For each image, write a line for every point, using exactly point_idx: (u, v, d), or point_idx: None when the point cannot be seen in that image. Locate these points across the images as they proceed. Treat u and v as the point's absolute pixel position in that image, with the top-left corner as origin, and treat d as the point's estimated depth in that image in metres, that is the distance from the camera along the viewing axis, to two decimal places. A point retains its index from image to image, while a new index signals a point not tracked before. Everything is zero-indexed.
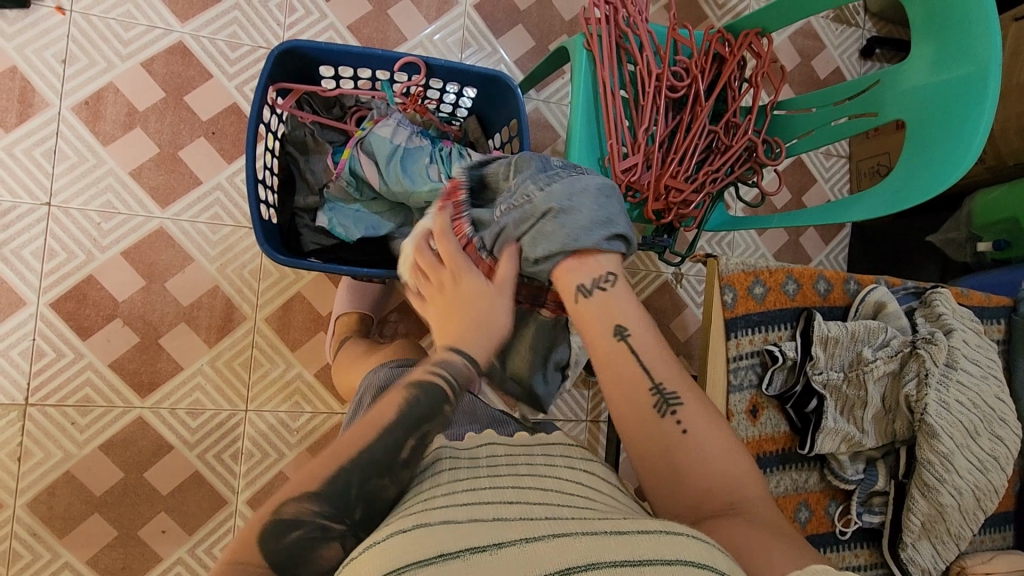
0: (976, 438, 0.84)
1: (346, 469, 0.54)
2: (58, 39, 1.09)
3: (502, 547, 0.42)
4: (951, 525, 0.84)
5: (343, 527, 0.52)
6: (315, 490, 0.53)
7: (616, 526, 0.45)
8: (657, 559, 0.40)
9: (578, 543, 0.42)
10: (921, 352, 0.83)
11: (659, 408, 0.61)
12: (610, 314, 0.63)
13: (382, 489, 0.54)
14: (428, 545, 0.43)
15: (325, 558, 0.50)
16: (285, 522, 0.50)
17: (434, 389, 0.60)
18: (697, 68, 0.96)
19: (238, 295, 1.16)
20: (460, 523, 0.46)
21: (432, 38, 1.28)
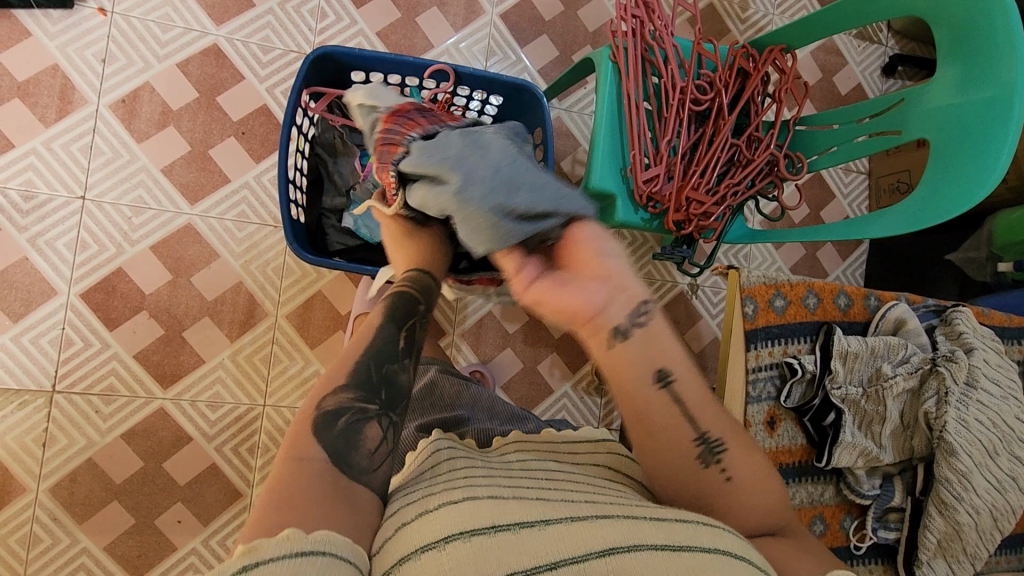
0: (996, 457, 0.84)
1: (365, 362, 0.61)
2: (99, 39, 1.13)
3: (550, 523, 0.46)
4: (968, 544, 0.83)
5: (376, 409, 0.59)
6: (343, 382, 0.59)
7: (655, 512, 0.51)
8: (696, 546, 0.47)
9: (621, 525, 0.47)
10: (941, 371, 0.83)
11: (705, 457, 0.60)
12: (656, 356, 0.59)
13: (395, 373, 0.62)
14: (482, 514, 0.47)
15: (369, 435, 0.56)
16: (327, 417, 0.55)
17: (410, 298, 0.70)
18: (721, 82, 0.97)
19: (261, 292, 1.18)
20: (506, 500, 0.50)
21: (458, 46, 1.30)
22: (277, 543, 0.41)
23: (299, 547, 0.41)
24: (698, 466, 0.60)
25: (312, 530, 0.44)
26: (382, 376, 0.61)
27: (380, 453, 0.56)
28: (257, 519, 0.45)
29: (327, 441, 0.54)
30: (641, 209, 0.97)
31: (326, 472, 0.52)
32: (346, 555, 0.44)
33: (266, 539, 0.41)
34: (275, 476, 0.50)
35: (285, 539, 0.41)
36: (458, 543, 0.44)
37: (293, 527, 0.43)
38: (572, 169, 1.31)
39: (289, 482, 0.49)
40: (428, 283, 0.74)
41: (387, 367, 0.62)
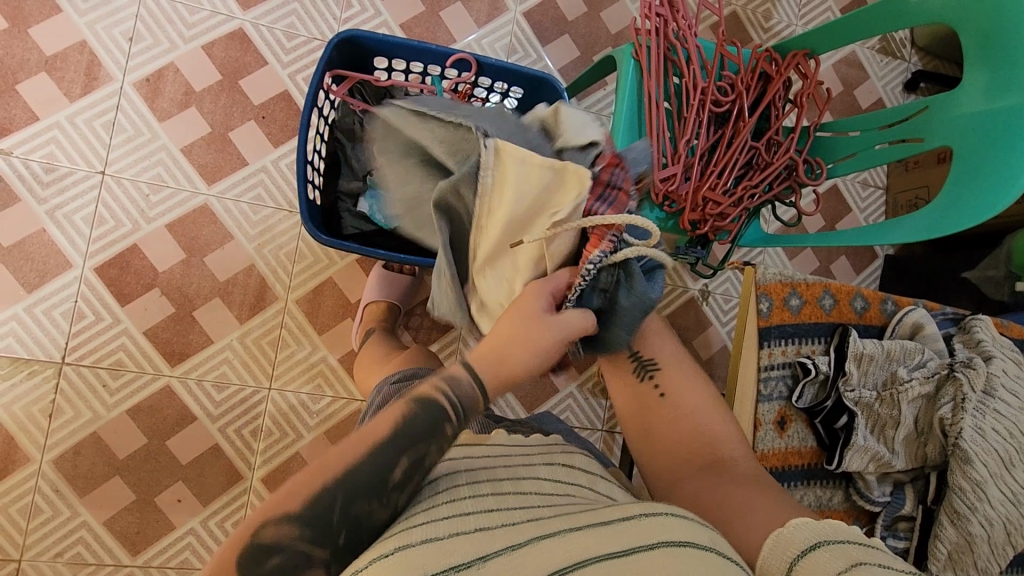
0: (1010, 469, 0.82)
1: (332, 485, 0.54)
2: (128, 18, 1.15)
3: (490, 559, 0.47)
4: (979, 558, 0.80)
5: (326, 552, 0.52)
6: (295, 512, 0.53)
7: (603, 517, 0.52)
8: (642, 546, 0.48)
9: (564, 544, 0.48)
10: (959, 377, 0.82)
11: (638, 371, 0.75)
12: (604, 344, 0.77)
13: (369, 514, 0.55)
14: (419, 562, 0.46)
15: None
16: (261, 552, 0.51)
17: (434, 413, 0.60)
18: (743, 85, 0.97)
19: (273, 275, 1.19)
20: (442, 539, 0.49)
21: (480, 42, 1.31)
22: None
23: None
24: (634, 380, 0.75)
25: None
26: (345, 518, 0.54)
27: None
28: None
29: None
30: (657, 209, 0.96)
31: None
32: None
33: None
34: None
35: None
36: None
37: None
38: None
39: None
40: (469, 394, 0.63)
41: (356, 502, 0.54)
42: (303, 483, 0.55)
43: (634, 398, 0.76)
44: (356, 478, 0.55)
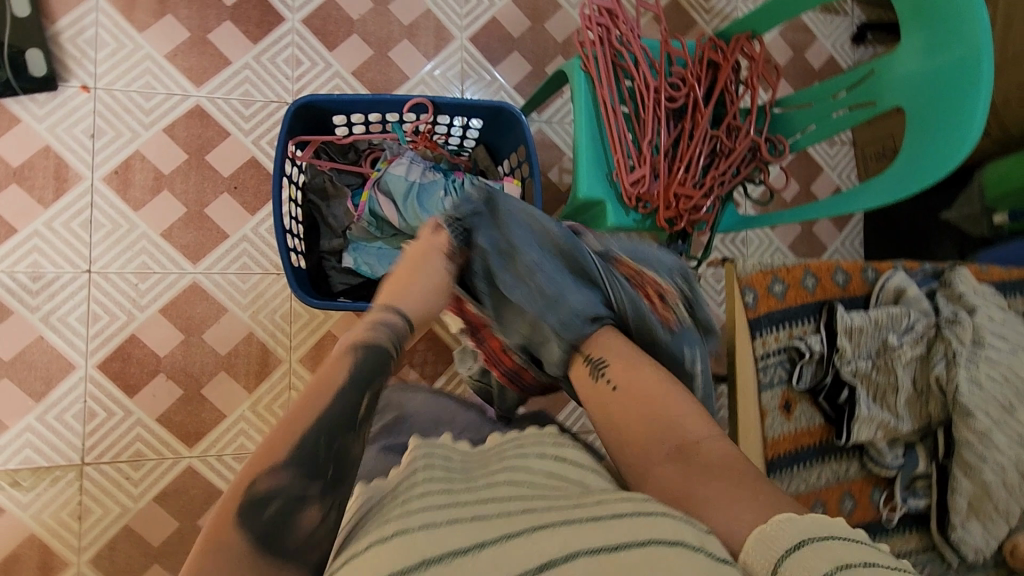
0: (1013, 413, 0.84)
1: (311, 433, 0.52)
2: (86, 116, 1.16)
3: (484, 548, 0.44)
4: (999, 501, 0.83)
5: (318, 492, 0.50)
6: (282, 458, 0.50)
7: (588, 513, 0.49)
8: (632, 542, 0.44)
9: (556, 535, 0.45)
10: (947, 335, 0.85)
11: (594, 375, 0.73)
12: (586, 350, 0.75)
13: (347, 448, 0.54)
14: (417, 547, 0.43)
15: (304, 523, 0.48)
16: (255, 503, 0.47)
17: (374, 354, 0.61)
18: (693, 77, 0.99)
19: (272, 339, 1.20)
20: (440, 527, 0.46)
21: (433, 74, 1.33)
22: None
23: None
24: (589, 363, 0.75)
25: None
26: (331, 454, 0.53)
27: (323, 533, 0.49)
28: None
29: (256, 528, 0.46)
30: (633, 211, 0.98)
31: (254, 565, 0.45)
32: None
33: None
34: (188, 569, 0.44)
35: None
36: None
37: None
38: (560, 178, 1.33)
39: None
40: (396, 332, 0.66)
41: (336, 441, 0.53)
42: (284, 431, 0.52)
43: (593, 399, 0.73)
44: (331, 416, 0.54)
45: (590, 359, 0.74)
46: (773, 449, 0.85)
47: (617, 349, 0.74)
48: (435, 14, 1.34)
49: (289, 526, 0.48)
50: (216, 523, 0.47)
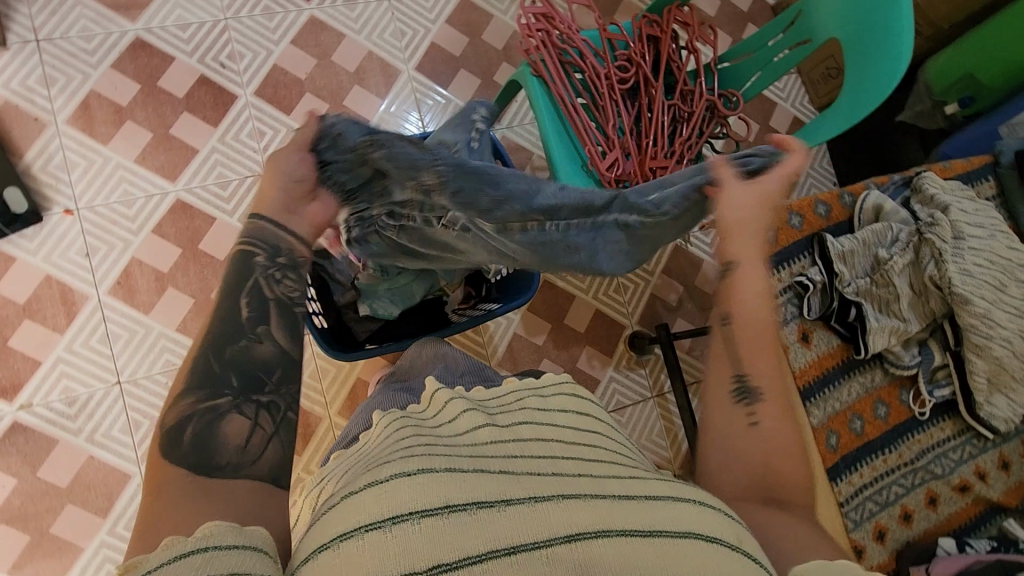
0: (1006, 289, 0.90)
1: (202, 357, 0.56)
2: (77, 238, 1.20)
3: (511, 504, 0.42)
4: (1016, 371, 0.90)
5: (230, 400, 0.54)
6: (184, 387, 0.54)
7: (619, 488, 0.47)
8: (667, 531, 0.43)
9: (588, 506, 0.43)
10: (929, 237, 0.89)
11: (737, 394, 0.62)
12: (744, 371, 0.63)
13: (245, 351, 0.57)
14: (440, 489, 0.42)
15: (230, 428, 0.53)
16: (174, 431, 0.51)
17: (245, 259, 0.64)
18: (638, 55, 1.04)
19: (308, 400, 1.24)
20: (466, 472, 0.45)
21: (390, 110, 1.37)
22: (161, 554, 0.38)
23: (179, 550, 0.39)
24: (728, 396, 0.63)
25: (195, 528, 0.41)
26: (227, 366, 0.56)
27: (256, 442, 0.53)
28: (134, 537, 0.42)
29: (182, 457, 0.50)
30: None
31: (193, 477, 0.48)
32: (243, 541, 0.40)
33: (149, 552, 0.39)
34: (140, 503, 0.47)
35: (163, 550, 0.38)
36: (407, 525, 0.39)
37: (175, 534, 0.40)
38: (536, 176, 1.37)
39: (157, 503, 0.45)
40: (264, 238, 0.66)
41: (230, 349, 0.57)
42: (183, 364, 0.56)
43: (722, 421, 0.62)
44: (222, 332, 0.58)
45: (736, 373, 0.63)
46: (801, 378, 0.92)
47: (779, 387, 0.63)
48: (377, 54, 1.39)
49: (216, 434, 0.52)
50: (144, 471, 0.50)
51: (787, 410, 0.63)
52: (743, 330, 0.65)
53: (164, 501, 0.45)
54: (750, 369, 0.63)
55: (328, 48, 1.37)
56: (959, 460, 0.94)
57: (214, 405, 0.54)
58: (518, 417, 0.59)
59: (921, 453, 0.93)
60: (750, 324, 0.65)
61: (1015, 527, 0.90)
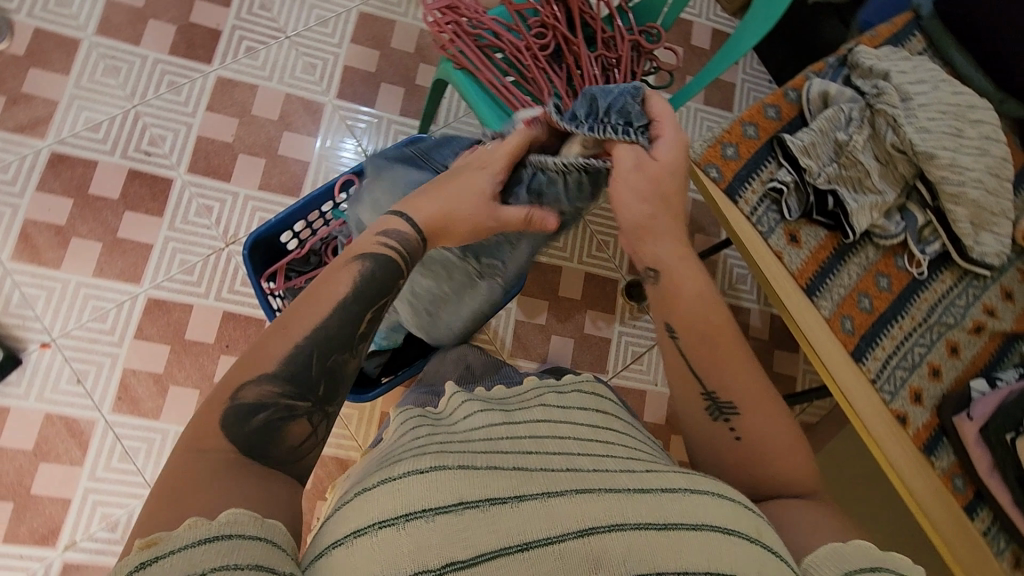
0: (965, 134, 0.93)
1: (309, 346, 0.58)
2: (62, 367, 1.18)
3: (526, 499, 0.43)
4: (993, 208, 0.94)
5: (309, 406, 0.57)
6: (274, 372, 0.56)
7: (634, 480, 0.47)
8: (684, 524, 0.43)
9: (604, 499, 0.44)
10: (880, 108, 0.93)
11: (711, 411, 0.66)
12: (721, 389, 0.66)
13: (343, 362, 0.60)
14: (452, 485, 0.43)
15: (295, 433, 0.56)
16: (250, 409, 0.54)
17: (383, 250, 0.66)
18: (551, 18, 1.01)
19: (341, 448, 1.25)
20: (478, 468, 0.45)
21: (326, 146, 1.36)
22: (181, 536, 0.39)
23: (207, 534, 0.39)
24: (704, 418, 0.67)
25: (220, 514, 0.42)
26: (325, 371, 0.58)
27: (309, 445, 0.57)
28: (152, 512, 0.45)
29: (240, 438, 0.53)
30: None
31: (243, 467, 0.50)
32: (259, 533, 0.41)
33: (172, 531, 0.40)
34: (174, 463, 0.49)
35: (188, 530, 0.39)
36: (420, 521, 0.40)
37: (199, 517, 0.42)
38: None
39: (179, 481, 0.47)
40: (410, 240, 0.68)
41: (331, 359, 0.59)
42: (278, 343, 0.57)
43: (705, 437, 0.67)
44: (332, 335, 0.59)
45: (704, 390, 0.67)
46: (802, 277, 0.94)
47: (746, 388, 0.66)
48: (294, 94, 1.37)
49: (276, 431, 0.55)
50: (202, 428, 0.53)
51: (764, 404, 0.66)
52: (706, 341, 0.68)
53: (190, 479, 0.47)
54: (720, 385, 0.66)
55: (245, 104, 1.34)
56: (965, 305, 0.97)
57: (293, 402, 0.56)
58: (536, 413, 0.60)
59: (928, 314, 0.96)
60: (711, 334, 0.68)
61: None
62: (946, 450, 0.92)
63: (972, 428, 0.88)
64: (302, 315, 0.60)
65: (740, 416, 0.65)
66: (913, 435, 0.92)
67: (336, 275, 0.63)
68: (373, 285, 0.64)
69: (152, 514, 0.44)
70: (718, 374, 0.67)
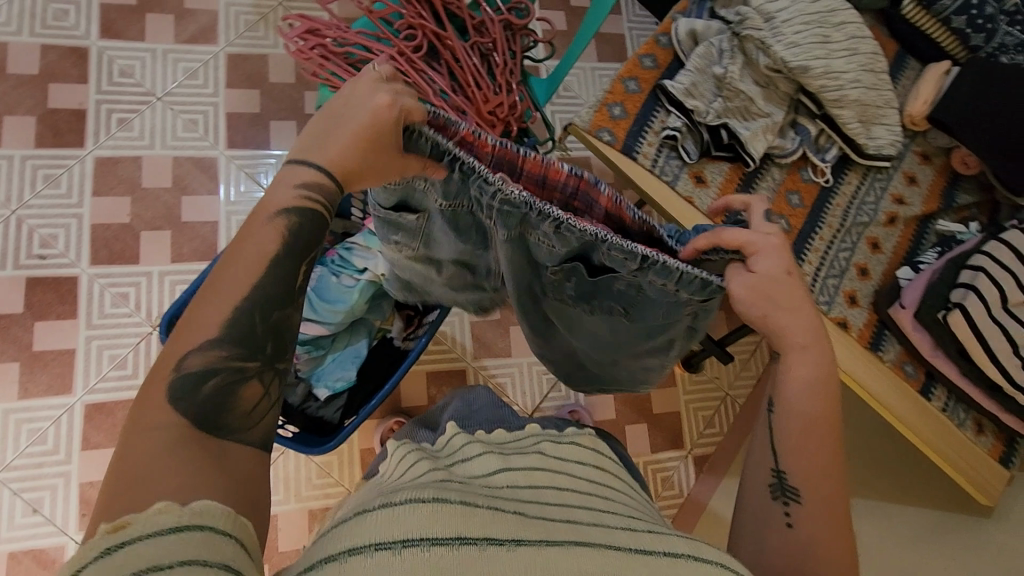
0: (833, 38, 0.93)
1: (247, 307, 0.50)
2: (14, 501, 1.11)
3: (522, 545, 0.41)
4: (877, 101, 0.96)
5: (256, 364, 0.50)
6: (217, 335, 0.48)
7: (632, 540, 0.46)
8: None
9: (599, 556, 0.42)
10: (748, 34, 0.93)
11: (773, 490, 0.61)
12: (798, 472, 0.60)
13: (287, 319, 0.52)
14: (456, 515, 0.41)
15: (248, 396, 0.49)
16: (196, 377, 0.47)
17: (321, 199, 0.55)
18: (415, 18, 0.99)
19: (330, 496, 1.23)
20: (480, 507, 0.43)
21: (231, 199, 1.30)
22: (155, 519, 0.36)
23: (176, 521, 0.36)
24: (765, 494, 0.61)
25: (190, 500, 0.38)
26: (268, 329, 0.51)
27: (260, 410, 0.49)
28: (102, 495, 0.40)
29: (191, 409, 0.46)
30: None
31: (202, 453, 0.44)
32: (228, 530, 0.38)
33: (142, 513, 0.37)
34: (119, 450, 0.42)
35: (159, 515, 0.37)
36: (417, 551, 0.38)
37: (166, 499, 0.38)
38: None
39: (133, 462, 0.41)
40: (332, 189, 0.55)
41: (278, 314, 0.51)
42: (214, 304, 0.49)
43: (754, 506, 0.62)
44: (282, 284, 0.51)
45: (776, 467, 0.61)
46: None
47: (825, 480, 0.59)
48: (182, 155, 1.30)
49: (232, 398, 0.48)
50: (142, 403, 0.45)
51: (832, 506, 0.59)
52: (797, 424, 0.60)
53: (142, 464, 0.41)
54: (795, 468, 0.60)
55: (133, 179, 1.27)
56: (876, 200, 1.01)
57: (242, 364, 0.49)
58: (534, 460, 0.60)
59: (845, 217, 0.99)
60: (809, 425, 0.60)
61: (946, 225, 1.01)
62: (891, 341, 0.97)
63: (907, 316, 0.92)
64: (233, 270, 0.51)
65: (803, 508, 0.59)
66: (857, 335, 0.96)
67: (250, 233, 0.52)
68: (305, 236, 0.54)
69: (103, 500, 0.40)
70: (794, 449, 0.60)
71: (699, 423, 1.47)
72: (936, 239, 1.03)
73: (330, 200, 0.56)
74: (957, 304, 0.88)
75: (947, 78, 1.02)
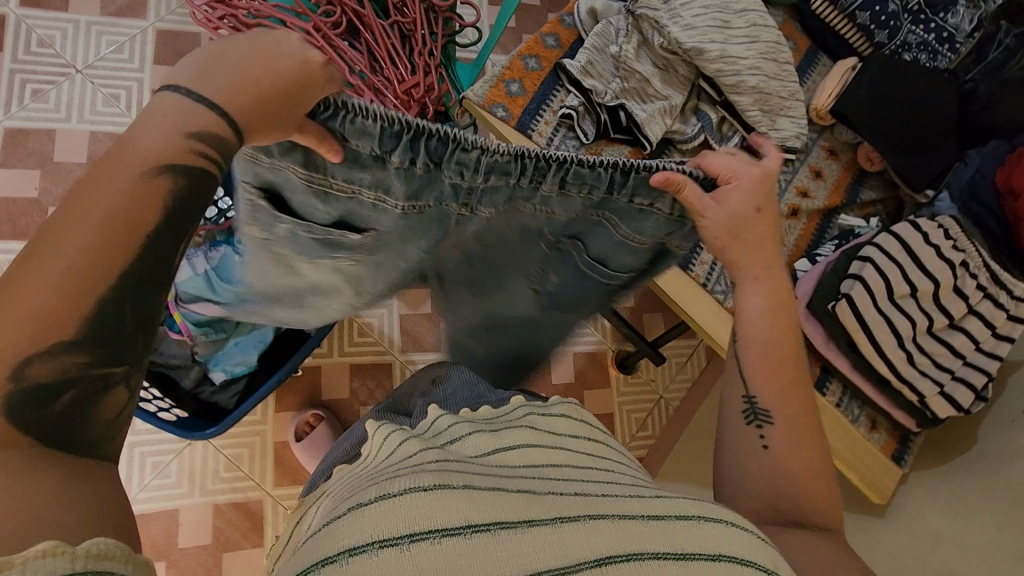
0: (730, 25, 0.96)
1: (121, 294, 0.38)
2: None
3: (537, 523, 0.34)
4: (776, 92, 0.98)
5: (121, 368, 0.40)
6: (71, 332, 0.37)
7: (648, 506, 0.39)
8: (702, 554, 0.36)
9: (620, 525, 0.36)
10: (645, 14, 0.94)
11: (746, 414, 0.61)
12: (774, 398, 0.61)
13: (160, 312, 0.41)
14: (462, 498, 0.34)
15: (109, 407, 0.39)
16: (39, 388, 0.35)
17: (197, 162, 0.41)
18: None
19: (238, 491, 1.17)
20: (485, 487, 0.36)
21: None
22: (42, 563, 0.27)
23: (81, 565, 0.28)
24: (737, 419, 0.61)
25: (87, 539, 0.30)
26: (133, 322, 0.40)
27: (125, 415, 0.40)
28: None
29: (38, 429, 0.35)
30: None
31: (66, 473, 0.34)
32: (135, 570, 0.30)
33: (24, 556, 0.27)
34: None
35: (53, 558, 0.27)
36: (427, 544, 0.31)
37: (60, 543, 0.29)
38: None
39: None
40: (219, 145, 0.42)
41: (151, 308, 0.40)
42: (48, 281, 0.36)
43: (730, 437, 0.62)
44: (164, 253, 0.40)
45: (747, 393, 0.62)
46: None
47: (794, 407, 0.60)
48: (100, 130, 1.25)
49: (90, 413, 0.38)
50: None
51: (804, 433, 0.60)
52: (762, 355, 0.62)
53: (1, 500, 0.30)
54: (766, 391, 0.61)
55: (45, 152, 1.21)
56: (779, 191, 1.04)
57: (106, 372, 0.39)
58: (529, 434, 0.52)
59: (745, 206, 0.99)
60: (768, 354, 0.62)
61: (847, 220, 1.06)
62: None
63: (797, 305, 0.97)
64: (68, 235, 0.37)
65: (778, 426, 0.60)
66: None
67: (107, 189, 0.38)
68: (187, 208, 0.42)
69: None
70: (766, 372, 0.61)
71: (632, 425, 1.44)
72: (837, 232, 1.07)
73: (226, 154, 0.43)
74: (845, 294, 0.94)
75: (848, 76, 1.08)
